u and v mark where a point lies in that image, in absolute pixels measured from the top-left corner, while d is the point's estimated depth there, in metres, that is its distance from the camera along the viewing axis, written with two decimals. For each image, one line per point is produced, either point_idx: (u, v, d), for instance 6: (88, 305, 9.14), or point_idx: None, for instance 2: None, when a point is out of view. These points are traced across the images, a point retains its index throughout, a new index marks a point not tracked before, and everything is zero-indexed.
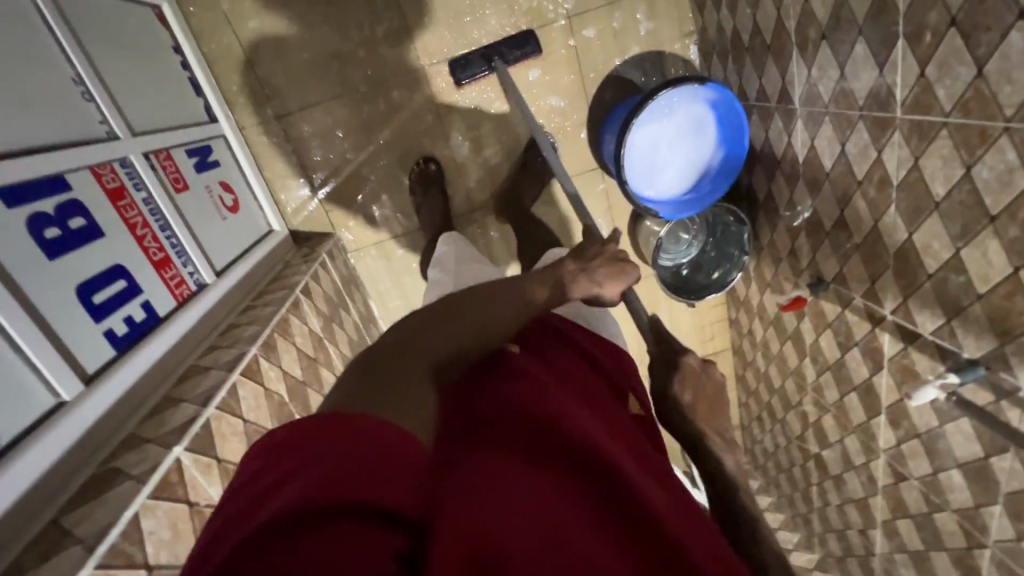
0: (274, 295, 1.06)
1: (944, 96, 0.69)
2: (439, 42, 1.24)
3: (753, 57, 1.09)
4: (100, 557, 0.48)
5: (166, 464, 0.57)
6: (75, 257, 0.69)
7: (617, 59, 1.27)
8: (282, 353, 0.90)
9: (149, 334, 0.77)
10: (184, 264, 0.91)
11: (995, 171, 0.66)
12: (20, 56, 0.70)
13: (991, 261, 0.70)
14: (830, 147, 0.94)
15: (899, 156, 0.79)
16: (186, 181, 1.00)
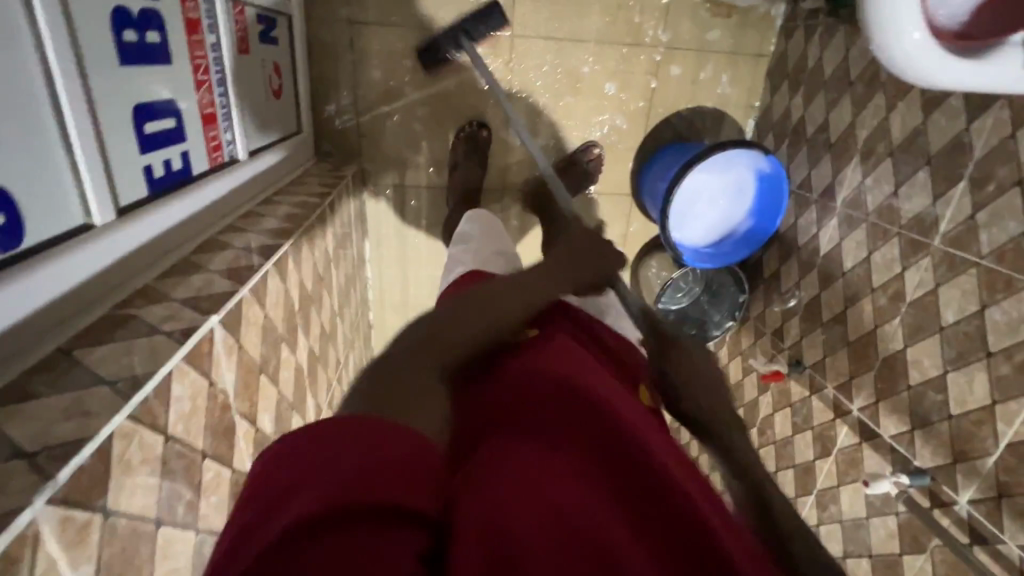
0: (295, 198, 0.98)
1: (985, 240, 0.79)
2: (539, 18, 1.23)
3: (810, 148, 1.19)
4: (133, 409, 0.40)
5: (202, 332, 0.50)
6: (141, 72, 0.60)
7: (686, 103, 1.33)
8: (302, 259, 0.83)
9: (181, 188, 0.68)
10: (226, 129, 0.82)
11: (1008, 316, 0.76)
12: None
13: (973, 389, 0.81)
14: (856, 251, 1.04)
15: (921, 277, 0.90)
16: (248, 44, 0.90)
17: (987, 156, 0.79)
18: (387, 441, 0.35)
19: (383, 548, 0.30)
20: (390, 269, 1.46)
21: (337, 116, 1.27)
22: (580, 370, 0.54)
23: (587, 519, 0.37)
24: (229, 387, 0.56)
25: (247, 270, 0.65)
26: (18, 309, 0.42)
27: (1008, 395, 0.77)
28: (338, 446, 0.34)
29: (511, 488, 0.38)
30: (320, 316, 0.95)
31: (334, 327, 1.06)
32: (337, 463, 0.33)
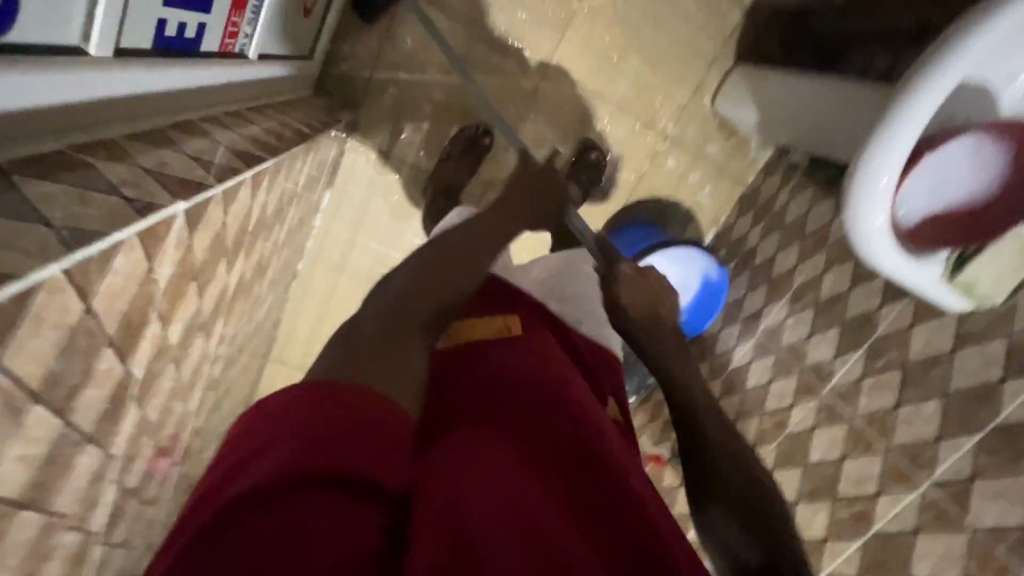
0: (284, 120, 0.93)
1: (862, 402, 0.93)
2: (576, 60, 1.28)
3: (753, 274, 1.33)
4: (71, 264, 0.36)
5: (167, 211, 0.46)
6: None
7: (669, 193, 1.44)
8: (272, 183, 0.78)
9: (185, 58, 0.62)
10: (250, 21, 0.76)
11: (859, 470, 0.90)
12: None
13: (813, 522, 0.93)
14: (761, 373, 1.17)
15: (804, 415, 1.03)
16: None
17: (886, 336, 0.94)
18: (366, 416, 0.41)
19: (344, 513, 0.37)
20: (341, 228, 1.39)
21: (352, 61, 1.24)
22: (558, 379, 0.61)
23: (543, 514, 0.44)
24: (163, 280, 0.51)
25: (218, 171, 0.60)
26: None
27: (839, 536, 0.89)
28: (314, 415, 0.41)
29: (479, 478, 0.44)
30: (263, 247, 0.88)
31: (269, 262, 0.98)
32: (313, 431, 0.40)
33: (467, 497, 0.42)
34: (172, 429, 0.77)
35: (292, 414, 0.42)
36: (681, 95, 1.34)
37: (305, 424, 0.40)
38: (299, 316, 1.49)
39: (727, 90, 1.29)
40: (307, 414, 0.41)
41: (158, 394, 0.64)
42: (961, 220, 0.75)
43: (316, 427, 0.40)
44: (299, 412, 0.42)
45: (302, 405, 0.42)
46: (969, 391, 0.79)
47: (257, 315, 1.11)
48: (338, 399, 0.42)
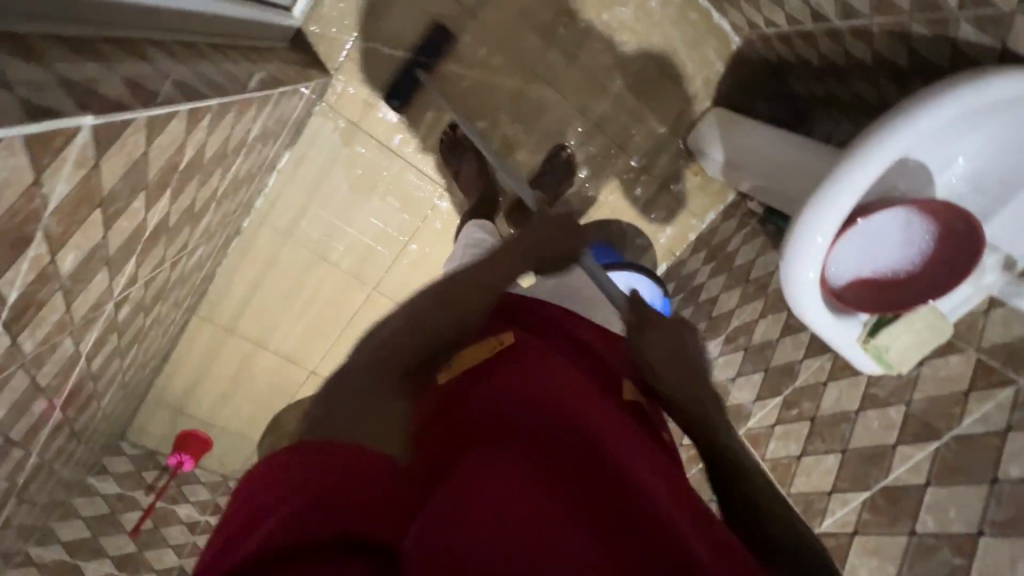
0: (243, 63, 0.88)
1: (772, 448, 0.96)
2: (563, 72, 1.28)
3: (696, 311, 1.37)
4: None
5: (67, 126, 0.44)
6: None
7: (629, 217, 1.45)
8: (220, 127, 0.73)
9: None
10: None
11: None
12: None
13: None
14: None
15: None
16: None
17: (800, 388, 0.98)
18: (333, 462, 0.56)
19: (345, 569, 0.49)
20: (297, 192, 1.34)
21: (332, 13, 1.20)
22: (549, 389, 0.65)
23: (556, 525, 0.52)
24: (55, 198, 0.47)
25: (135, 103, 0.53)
26: None
27: None
28: (324, 470, 0.55)
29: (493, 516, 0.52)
30: (199, 193, 0.82)
31: (208, 212, 0.93)
32: (310, 490, 0.54)
33: (483, 520, 0.51)
34: (56, 367, 0.71)
35: (290, 481, 0.55)
36: (656, 126, 1.36)
37: (302, 477, 0.55)
38: (237, 274, 1.42)
39: (698, 122, 1.33)
40: (296, 480, 0.55)
41: (39, 327, 0.58)
42: (887, 288, 0.79)
43: (311, 496, 0.54)
44: (296, 473, 0.56)
45: (302, 462, 0.56)
46: (863, 452, 0.83)
47: (184, 267, 1.04)
48: (334, 451, 0.56)
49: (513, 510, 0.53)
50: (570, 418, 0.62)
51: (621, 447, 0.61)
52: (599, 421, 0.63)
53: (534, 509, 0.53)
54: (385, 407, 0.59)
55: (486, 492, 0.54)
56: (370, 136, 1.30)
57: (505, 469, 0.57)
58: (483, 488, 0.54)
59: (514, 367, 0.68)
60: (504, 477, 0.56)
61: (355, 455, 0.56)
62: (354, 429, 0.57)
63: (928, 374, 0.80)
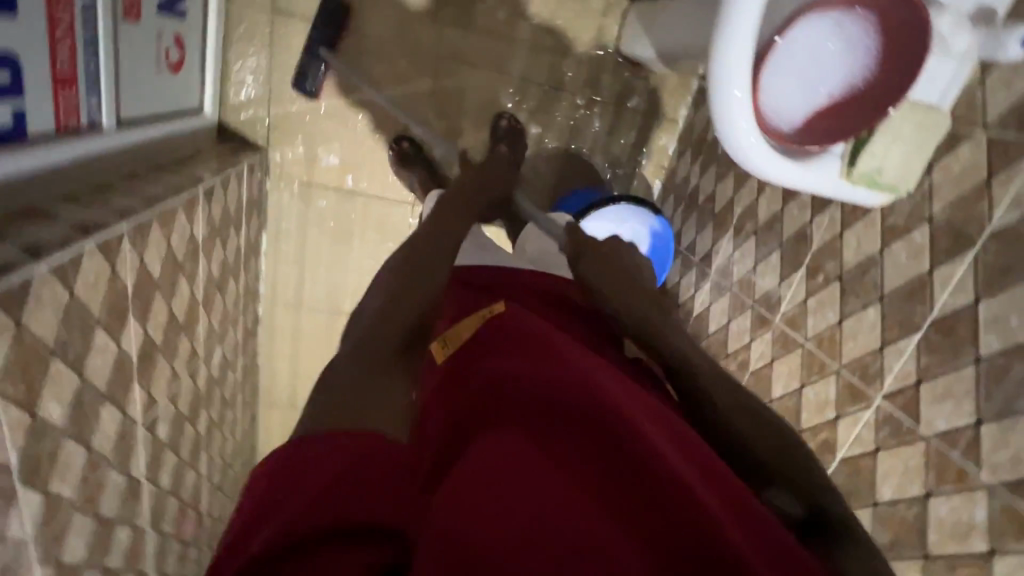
0: (169, 176, 0.93)
1: (810, 324, 0.86)
2: (468, 44, 1.25)
3: (698, 215, 1.27)
4: None
5: None
6: None
7: (598, 152, 1.38)
8: (151, 243, 0.78)
9: (4, 149, 0.62)
10: (88, 93, 0.76)
11: (818, 396, 0.83)
12: None
13: None
14: (721, 316, 1.11)
15: (762, 350, 0.97)
16: (141, 12, 0.85)
17: (820, 251, 0.87)
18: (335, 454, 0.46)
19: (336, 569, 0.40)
20: (289, 265, 1.42)
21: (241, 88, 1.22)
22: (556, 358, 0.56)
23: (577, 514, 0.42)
24: None
25: (34, 256, 0.57)
26: None
27: None
28: (320, 461, 0.46)
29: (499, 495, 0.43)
30: (172, 306, 0.89)
31: (199, 318, 1.01)
32: (321, 483, 0.44)
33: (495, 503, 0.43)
34: (118, 499, 0.80)
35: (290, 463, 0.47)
36: (584, 52, 1.29)
37: (297, 486, 0.45)
38: (276, 356, 1.53)
39: (626, 32, 1.25)
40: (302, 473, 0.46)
41: (67, 472, 0.66)
42: (841, 111, 0.71)
43: (314, 494, 0.44)
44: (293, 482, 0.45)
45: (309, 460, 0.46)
46: (901, 291, 0.72)
47: (211, 372, 1.13)
48: (340, 446, 0.46)
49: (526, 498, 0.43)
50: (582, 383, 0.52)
51: (631, 398, 0.54)
52: (613, 388, 0.53)
53: (553, 494, 0.43)
54: (381, 390, 0.54)
55: (506, 472, 0.45)
56: (325, 186, 1.33)
57: (516, 439, 0.48)
58: (491, 470, 0.45)
59: (512, 346, 0.60)
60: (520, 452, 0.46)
61: (362, 441, 0.47)
62: (361, 415, 0.50)
63: (940, 179, 0.69)
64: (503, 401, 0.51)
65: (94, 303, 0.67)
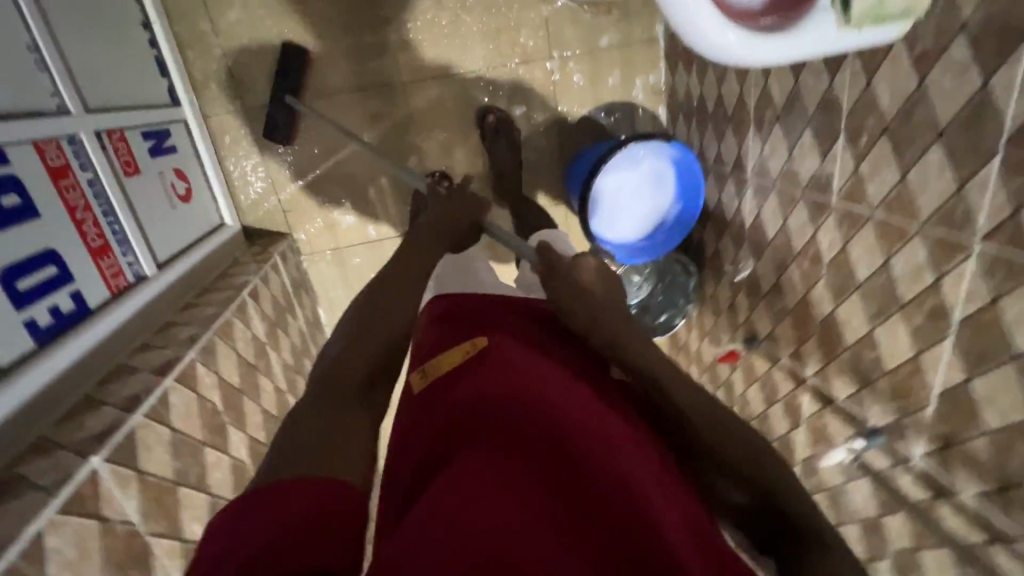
0: (218, 292, 1.01)
1: (872, 192, 0.78)
2: (430, 62, 1.26)
3: (714, 124, 1.20)
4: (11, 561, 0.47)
5: (80, 477, 0.55)
6: (2, 236, 0.63)
7: (589, 104, 1.34)
8: (221, 359, 0.85)
9: (75, 328, 0.72)
10: (123, 253, 0.85)
11: (908, 264, 0.74)
12: None
13: (898, 342, 0.79)
14: (776, 218, 1.03)
15: (831, 237, 0.89)
16: (138, 164, 0.93)
17: (853, 111, 0.79)
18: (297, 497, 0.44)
19: None
20: None
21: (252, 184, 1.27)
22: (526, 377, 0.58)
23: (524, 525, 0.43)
24: (133, 516, 0.61)
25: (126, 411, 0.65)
26: None
27: (929, 344, 0.74)
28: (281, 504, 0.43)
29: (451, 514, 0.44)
30: (263, 404, 0.97)
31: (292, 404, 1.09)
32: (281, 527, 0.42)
33: (445, 525, 0.43)
34: None
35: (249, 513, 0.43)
36: (537, 16, 1.25)
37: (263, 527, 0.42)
38: None
39: None
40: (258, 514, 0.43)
41: None
42: None
43: (273, 532, 0.41)
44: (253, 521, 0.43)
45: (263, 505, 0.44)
46: (959, 119, 0.63)
47: None
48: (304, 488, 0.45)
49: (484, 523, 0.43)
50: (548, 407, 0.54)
51: (590, 409, 0.55)
52: (571, 404, 0.55)
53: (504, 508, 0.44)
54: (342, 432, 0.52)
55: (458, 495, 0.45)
56: (353, 245, 1.37)
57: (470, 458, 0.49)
58: (445, 495, 0.46)
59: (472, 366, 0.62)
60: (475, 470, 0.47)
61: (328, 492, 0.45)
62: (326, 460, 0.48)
63: None
64: (467, 425, 0.53)
65: (195, 428, 0.74)
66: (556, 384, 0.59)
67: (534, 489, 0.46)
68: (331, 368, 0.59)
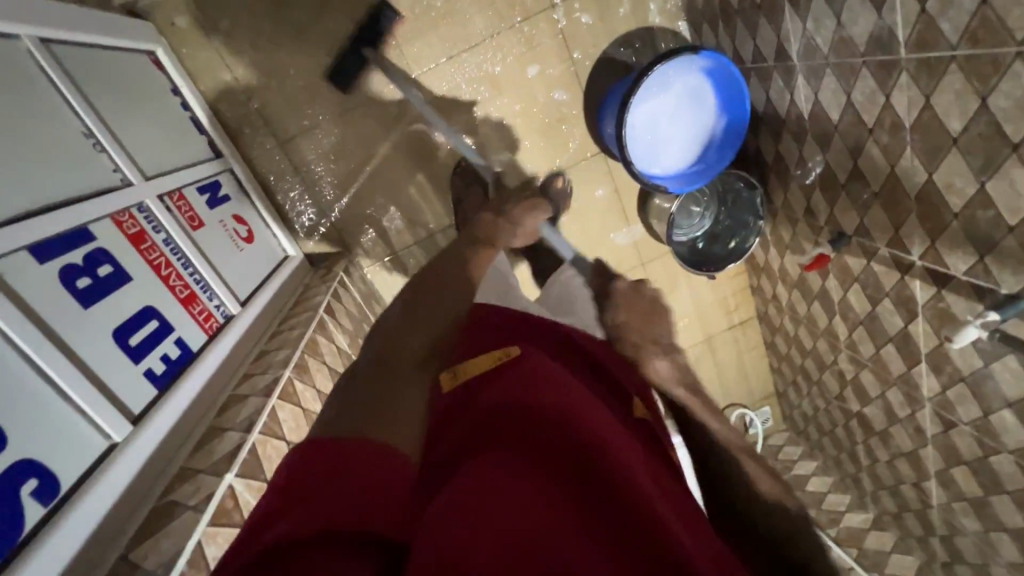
0: (298, 316, 1.08)
1: (949, 30, 0.68)
2: (435, 46, 1.26)
3: (745, 18, 1.10)
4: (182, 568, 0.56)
5: (220, 493, 0.62)
6: (107, 302, 0.71)
7: (605, 42, 1.29)
8: (315, 373, 0.91)
9: (185, 371, 0.79)
10: (209, 297, 0.92)
11: (1012, 98, 0.64)
12: (40, 129, 0.72)
13: (1019, 190, 0.68)
14: (836, 98, 0.93)
15: (908, 97, 0.79)
16: (200, 218, 1.01)
17: None
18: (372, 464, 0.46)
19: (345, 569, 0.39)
20: None
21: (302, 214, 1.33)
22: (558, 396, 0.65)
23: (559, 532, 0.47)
24: None
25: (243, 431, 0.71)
26: (67, 553, 0.53)
27: None
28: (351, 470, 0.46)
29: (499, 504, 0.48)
30: None
31: None
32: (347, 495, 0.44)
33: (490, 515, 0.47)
34: None
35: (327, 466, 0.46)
36: None
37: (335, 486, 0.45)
38: None
39: None
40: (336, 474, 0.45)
41: None
42: None
43: (347, 495, 0.44)
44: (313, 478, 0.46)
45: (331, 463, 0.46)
46: None
47: None
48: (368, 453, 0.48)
49: (526, 517, 0.48)
50: (580, 424, 0.60)
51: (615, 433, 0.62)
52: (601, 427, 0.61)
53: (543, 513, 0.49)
54: (400, 396, 0.55)
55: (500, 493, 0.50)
56: (408, 246, 1.40)
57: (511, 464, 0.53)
58: (492, 490, 0.50)
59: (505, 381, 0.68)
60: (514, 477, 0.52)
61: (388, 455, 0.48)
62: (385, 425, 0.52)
63: None
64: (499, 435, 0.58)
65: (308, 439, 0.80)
66: (576, 396, 0.66)
67: (567, 500, 0.51)
68: (389, 345, 0.61)
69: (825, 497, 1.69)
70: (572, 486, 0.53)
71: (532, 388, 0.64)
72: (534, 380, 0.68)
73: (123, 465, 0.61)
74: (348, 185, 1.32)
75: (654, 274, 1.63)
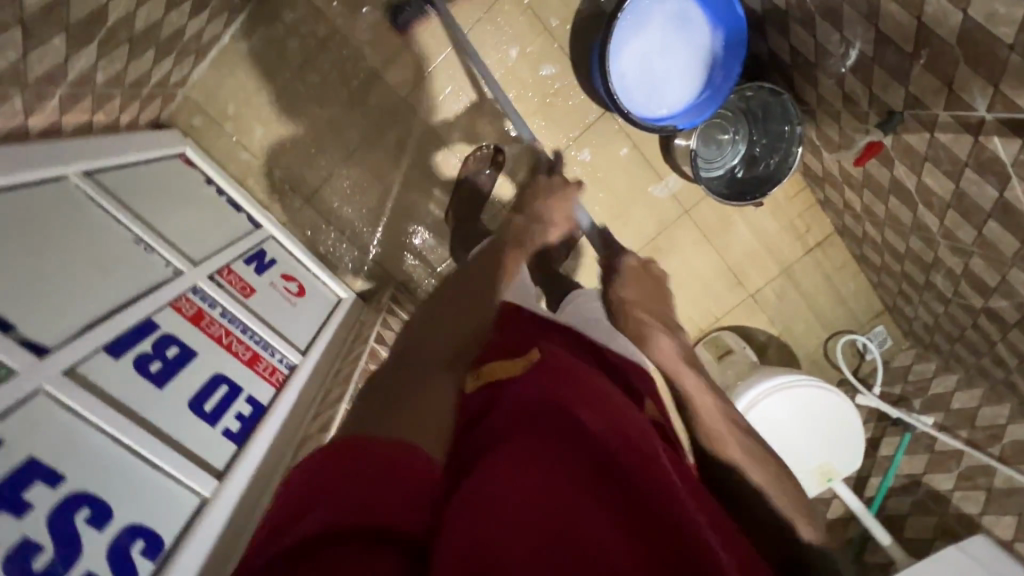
0: (352, 352, 1.17)
1: None
2: (415, 61, 1.29)
3: None
4: None
5: None
6: (179, 378, 0.81)
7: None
8: None
9: (258, 424, 0.90)
10: (271, 353, 1.03)
11: None
12: (97, 248, 0.85)
13: None
14: None
15: None
16: (250, 285, 1.12)
17: None
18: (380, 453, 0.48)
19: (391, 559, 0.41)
20: None
21: (343, 259, 1.42)
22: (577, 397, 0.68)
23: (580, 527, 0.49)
24: None
25: None
26: None
27: None
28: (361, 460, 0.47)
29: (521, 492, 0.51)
30: None
31: None
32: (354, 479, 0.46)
33: (516, 506, 0.49)
34: None
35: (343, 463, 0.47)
36: None
37: (349, 486, 0.45)
38: None
39: None
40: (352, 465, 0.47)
41: None
42: None
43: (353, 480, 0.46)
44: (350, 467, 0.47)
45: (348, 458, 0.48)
46: None
47: None
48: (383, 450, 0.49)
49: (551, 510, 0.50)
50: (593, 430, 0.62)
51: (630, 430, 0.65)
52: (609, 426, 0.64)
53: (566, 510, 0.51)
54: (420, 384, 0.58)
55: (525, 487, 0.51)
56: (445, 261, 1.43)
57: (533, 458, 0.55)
58: (513, 483, 0.51)
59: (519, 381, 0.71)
60: (542, 473, 0.54)
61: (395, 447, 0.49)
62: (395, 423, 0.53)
63: None
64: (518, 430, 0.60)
65: None
66: (589, 395, 0.69)
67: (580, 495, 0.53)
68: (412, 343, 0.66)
69: (977, 413, 1.44)
70: (594, 481, 0.55)
71: (553, 391, 0.68)
72: (546, 384, 0.69)
73: (214, 516, 0.72)
74: (378, 216, 1.39)
75: (703, 217, 1.52)
